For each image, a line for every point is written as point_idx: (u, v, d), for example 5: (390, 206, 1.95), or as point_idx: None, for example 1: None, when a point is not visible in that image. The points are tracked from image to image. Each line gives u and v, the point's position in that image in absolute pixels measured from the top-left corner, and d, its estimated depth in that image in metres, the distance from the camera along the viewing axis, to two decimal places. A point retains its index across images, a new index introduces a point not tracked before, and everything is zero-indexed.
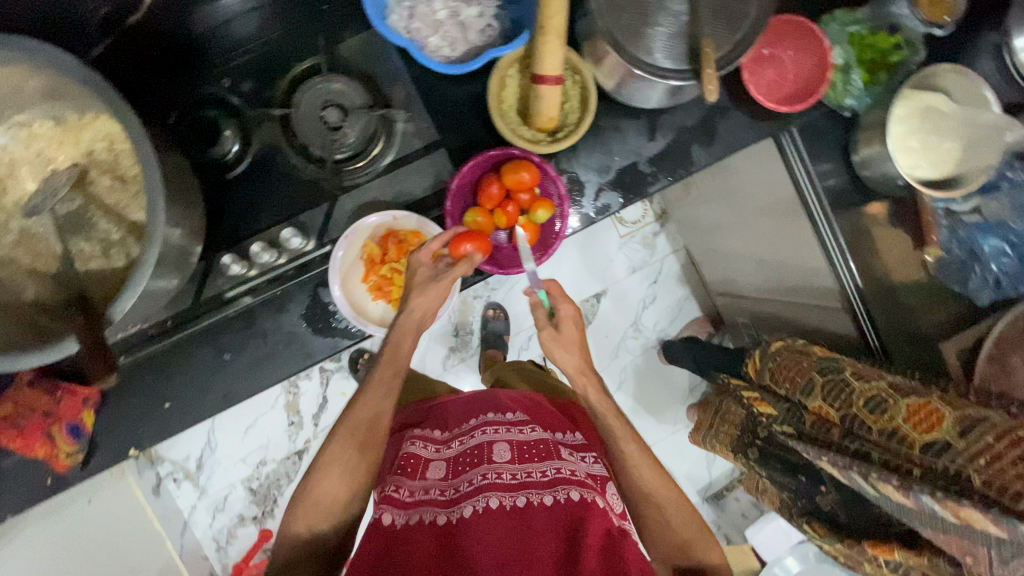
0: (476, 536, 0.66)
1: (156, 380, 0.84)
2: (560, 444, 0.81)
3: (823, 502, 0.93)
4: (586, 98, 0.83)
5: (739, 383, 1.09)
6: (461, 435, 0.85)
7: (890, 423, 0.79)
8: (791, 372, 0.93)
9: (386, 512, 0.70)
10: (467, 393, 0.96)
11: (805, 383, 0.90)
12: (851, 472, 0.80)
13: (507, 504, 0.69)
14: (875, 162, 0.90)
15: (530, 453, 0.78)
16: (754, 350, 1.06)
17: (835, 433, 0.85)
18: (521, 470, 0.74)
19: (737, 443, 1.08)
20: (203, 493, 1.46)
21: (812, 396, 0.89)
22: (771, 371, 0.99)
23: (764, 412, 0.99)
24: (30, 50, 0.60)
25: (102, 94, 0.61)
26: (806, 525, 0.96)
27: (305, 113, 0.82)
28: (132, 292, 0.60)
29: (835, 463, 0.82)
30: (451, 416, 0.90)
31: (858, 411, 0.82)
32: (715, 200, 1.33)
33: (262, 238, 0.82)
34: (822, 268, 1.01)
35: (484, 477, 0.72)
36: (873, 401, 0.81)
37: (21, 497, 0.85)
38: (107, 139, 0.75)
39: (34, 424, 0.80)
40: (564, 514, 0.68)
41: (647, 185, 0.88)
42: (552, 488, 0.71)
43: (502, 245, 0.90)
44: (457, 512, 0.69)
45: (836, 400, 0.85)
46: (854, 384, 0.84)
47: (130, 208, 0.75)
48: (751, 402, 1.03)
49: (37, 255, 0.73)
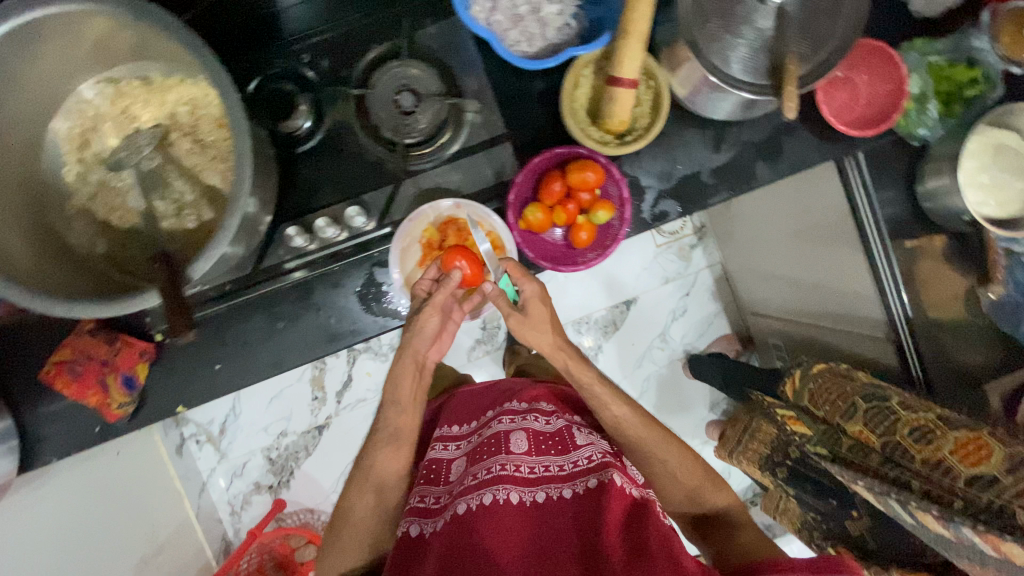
0: (497, 526, 0.69)
1: (210, 342, 0.86)
2: (574, 429, 0.85)
3: (852, 526, 0.94)
4: (657, 104, 0.84)
5: (772, 401, 1.06)
6: (479, 427, 0.89)
7: (935, 454, 0.78)
8: (833, 394, 0.92)
9: (413, 524, 0.76)
10: (480, 385, 1.02)
11: (847, 407, 0.89)
12: (889, 500, 0.80)
13: (528, 498, 0.73)
14: (939, 195, 0.90)
15: (546, 444, 0.81)
16: (794, 368, 1.03)
17: (873, 458, 0.85)
18: (538, 462, 0.78)
19: (765, 462, 1.06)
20: (223, 458, 1.48)
21: (853, 420, 0.88)
22: (810, 392, 0.97)
23: (798, 431, 0.98)
24: (136, 9, 0.62)
25: (203, 58, 0.63)
26: (831, 549, 0.97)
27: (380, 95, 0.84)
28: (212, 256, 0.63)
29: (872, 487, 0.82)
30: (468, 411, 0.96)
31: (902, 440, 0.82)
32: (758, 218, 1.31)
33: (326, 214, 0.84)
34: (871, 297, 1.02)
35: (503, 469, 0.76)
36: (919, 431, 0.80)
37: (70, 442, 0.87)
38: (190, 103, 0.77)
39: (90, 372, 0.82)
40: (582, 501, 0.73)
41: (707, 196, 0.88)
42: (570, 482, 0.75)
43: (557, 242, 0.92)
44: (476, 500, 0.72)
45: (879, 427, 0.84)
46: (901, 412, 0.83)
47: (206, 172, 0.77)
48: (785, 420, 1.01)
49: (115, 210, 0.76)
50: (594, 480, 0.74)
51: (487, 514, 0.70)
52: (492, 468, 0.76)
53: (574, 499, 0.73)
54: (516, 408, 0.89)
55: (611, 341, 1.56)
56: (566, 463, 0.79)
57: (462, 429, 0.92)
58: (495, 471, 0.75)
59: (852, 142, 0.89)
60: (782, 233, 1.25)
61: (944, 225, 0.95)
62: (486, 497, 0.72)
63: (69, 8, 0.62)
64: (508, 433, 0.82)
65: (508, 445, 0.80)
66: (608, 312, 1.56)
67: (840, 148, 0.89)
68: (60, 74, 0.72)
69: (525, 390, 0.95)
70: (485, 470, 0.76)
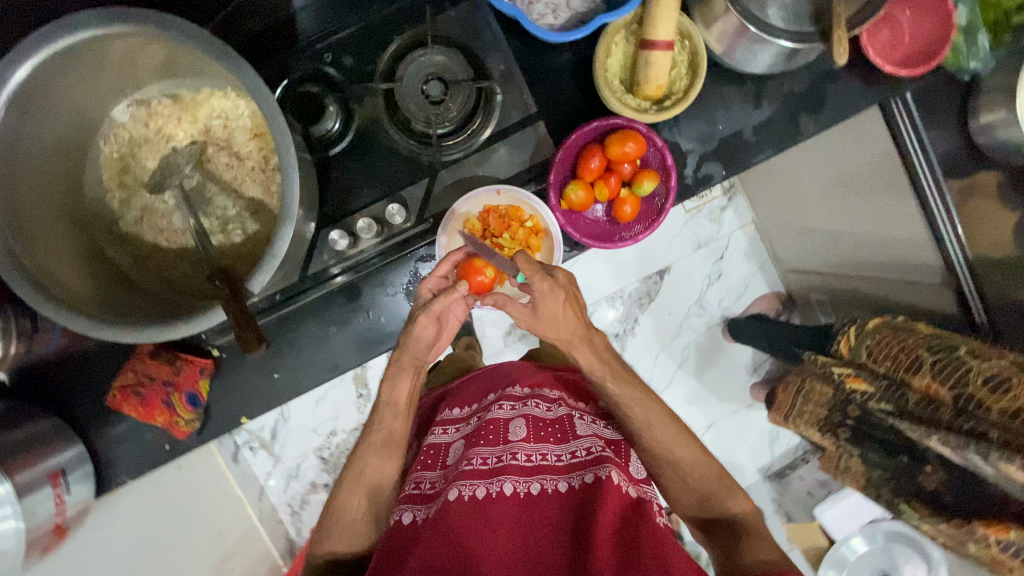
0: (485, 523, 0.61)
1: (266, 352, 0.87)
2: (577, 417, 0.77)
3: (927, 482, 0.90)
4: (695, 64, 0.80)
5: (827, 359, 1.04)
6: (479, 410, 0.81)
7: (1015, 404, 0.75)
8: (894, 348, 0.90)
9: (407, 513, 0.69)
10: (483, 366, 0.94)
11: (912, 361, 0.86)
12: (967, 452, 0.78)
13: (523, 489, 0.65)
14: (995, 128, 0.86)
15: (546, 432, 0.74)
16: (846, 327, 1.00)
17: (945, 412, 0.83)
18: (536, 450, 0.70)
19: (824, 422, 1.05)
20: (277, 461, 1.50)
21: (919, 373, 0.86)
22: (869, 349, 0.95)
23: (857, 389, 0.95)
24: (165, 25, 0.61)
25: (234, 67, 0.62)
26: (906, 505, 0.95)
27: (407, 87, 0.82)
28: (269, 267, 0.63)
29: (946, 442, 0.80)
30: (469, 392, 0.88)
31: (977, 391, 0.79)
32: (795, 172, 1.27)
33: (367, 214, 0.83)
34: (924, 242, 0.99)
35: (500, 457, 0.68)
36: (994, 380, 0.77)
37: (143, 462, 0.89)
38: (222, 116, 0.77)
39: (155, 394, 0.84)
40: (578, 497, 0.65)
41: (751, 154, 0.85)
42: (568, 475, 0.68)
43: (599, 218, 0.92)
44: (466, 490, 0.64)
45: (950, 380, 0.82)
46: (972, 363, 0.80)
47: (246, 184, 0.77)
48: (842, 378, 0.98)
49: (162, 230, 0.77)
50: (590, 474, 0.66)
51: (478, 507, 0.62)
52: (489, 456, 0.68)
53: (570, 495, 0.66)
54: (519, 392, 0.81)
55: (647, 313, 1.54)
56: (566, 453, 0.71)
57: (462, 411, 0.84)
58: (491, 460, 0.68)
59: (897, 84, 0.85)
60: (819, 185, 1.21)
61: (1001, 160, 0.91)
62: (480, 488, 0.64)
63: (96, 31, 0.61)
64: (508, 419, 0.75)
65: (507, 432, 0.72)
66: (641, 284, 1.53)
67: (887, 89, 0.85)
68: (91, 102, 0.71)
69: (533, 373, 0.88)
70: (480, 457, 0.68)
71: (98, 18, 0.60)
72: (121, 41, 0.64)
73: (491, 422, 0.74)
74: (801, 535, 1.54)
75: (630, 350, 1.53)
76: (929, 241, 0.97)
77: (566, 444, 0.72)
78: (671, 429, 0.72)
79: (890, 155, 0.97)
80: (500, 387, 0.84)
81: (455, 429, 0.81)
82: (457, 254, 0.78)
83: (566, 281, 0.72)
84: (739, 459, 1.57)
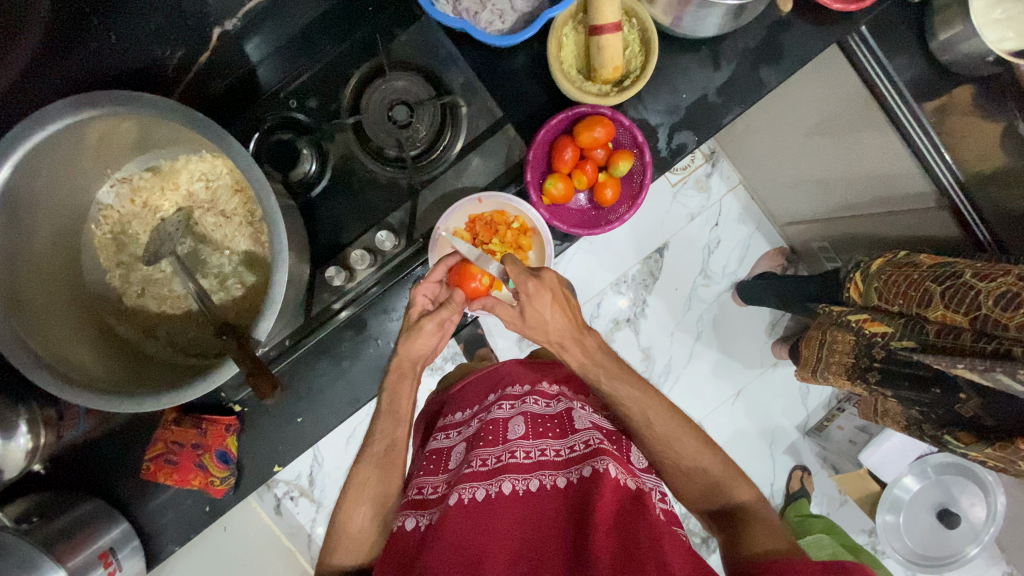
0: (485, 521, 0.62)
1: (287, 399, 0.88)
2: (576, 413, 0.79)
3: (965, 410, 0.87)
4: (647, 41, 0.81)
5: (841, 310, 1.04)
6: (480, 413, 0.84)
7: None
8: (902, 286, 0.89)
9: (410, 517, 0.70)
10: (487, 369, 0.97)
11: (921, 294, 0.86)
12: (995, 373, 0.74)
13: (522, 486, 0.67)
14: (957, 44, 0.85)
15: (544, 429, 0.76)
16: (853, 273, 1.02)
17: (967, 338, 0.80)
18: (534, 447, 0.72)
19: (852, 368, 1.03)
20: (321, 506, 1.46)
21: (933, 306, 0.84)
22: (878, 291, 0.95)
23: (877, 332, 0.95)
24: (133, 101, 0.63)
25: (201, 128, 0.63)
26: (949, 436, 0.92)
27: (374, 117, 0.84)
28: (270, 315, 0.64)
29: (972, 367, 0.77)
30: (473, 396, 0.92)
31: (989, 311, 0.76)
32: (772, 127, 1.28)
33: (360, 245, 0.85)
34: (912, 169, 0.98)
35: (500, 457, 0.70)
36: (1004, 298, 0.75)
37: (187, 527, 0.90)
38: (203, 178, 0.79)
39: (186, 459, 0.85)
40: (575, 491, 0.66)
41: (720, 117, 0.86)
42: (566, 470, 0.69)
43: (584, 207, 0.93)
44: (466, 492, 0.66)
45: (962, 306, 0.80)
46: (978, 284, 0.79)
47: (237, 239, 0.79)
48: (861, 325, 0.98)
49: (163, 299, 0.79)
50: (586, 467, 0.67)
51: (477, 509, 0.63)
52: (489, 458, 0.71)
53: (568, 489, 0.67)
54: (518, 391, 0.85)
55: (654, 294, 1.54)
56: (564, 449, 0.72)
57: (463, 417, 0.87)
58: (491, 461, 0.70)
59: (850, 20, 0.86)
60: (797, 135, 1.22)
61: (969, 74, 0.90)
62: (480, 490, 0.66)
63: (66, 120, 0.63)
64: (506, 421, 0.77)
65: (506, 433, 0.75)
66: (642, 266, 1.53)
67: (841, 27, 0.85)
68: (75, 188, 0.73)
69: (533, 377, 0.91)
70: (480, 460, 0.71)
71: (69, 106, 0.62)
72: (93, 125, 0.66)
73: (491, 424, 0.77)
74: (850, 481, 1.52)
75: (644, 332, 1.53)
76: (916, 166, 0.97)
77: (564, 440, 0.74)
78: None
79: (860, 91, 0.98)
80: (502, 387, 0.88)
81: (457, 435, 0.84)
82: (451, 259, 0.79)
83: (554, 283, 0.74)
84: (774, 419, 1.56)
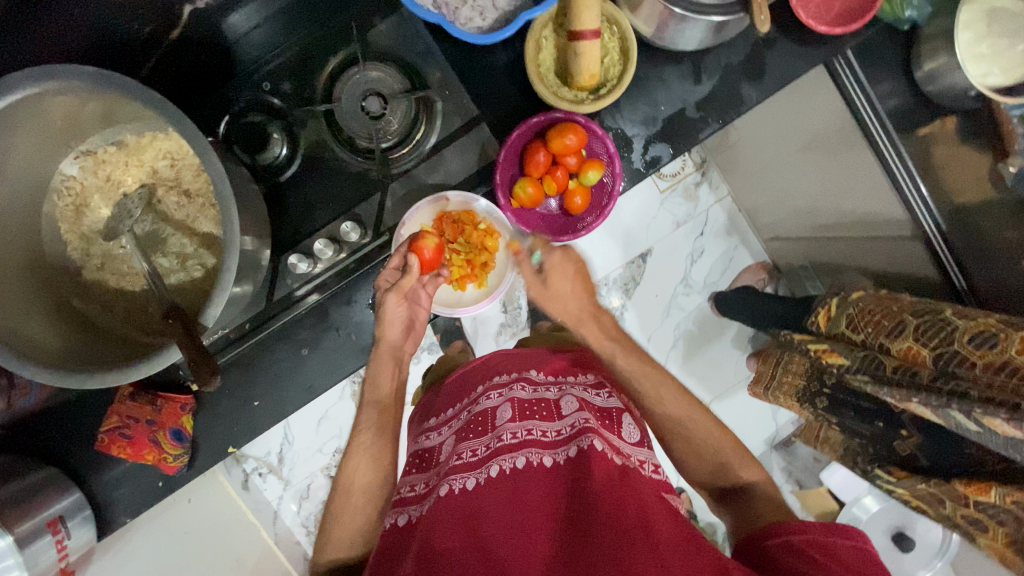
0: (475, 506, 0.63)
1: (245, 381, 0.89)
2: (564, 398, 0.78)
3: (902, 447, 0.90)
4: (626, 49, 0.80)
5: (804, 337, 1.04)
6: (470, 403, 0.84)
7: (1000, 357, 0.73)
8: (875, 315, 0.89)
9: (404, 516, 0.70)
10: (470, 363, 0.96)
11: (894, 325, 0.86)
12: (949, 411, 0.75)
13: (509, 465, 0.67)
14: (941, 75, 0.85)
15: (531, 410, 0.76)
16: (829, 298, 1.01)
17: (924, 375, 0.80)
18: (521, 428, 0.72)
19: (804, 392, 1.05)
20: (288, 484, 1.48)
21: (902, 337, 0.84)
22: (849, 318, 0.94)
23: (834, 363, 0.95)
24: (88, 77, 0.62)
25: (161, 109, 0.62)
26: (880, 470, 0.95)
27: (347, 105, 0.84)
28: (219, 300, 0.65)
29: (928, 402, 0.77)
30: (458, 390, 0.92)
31: (961, 349, 0.77)
32: (762, 139, 1.27)
33: (323, 235, 0.84)
34: (889, 194, 0.98)
35: (489, 445, 0.71)
36: (982, 336, 0.76)
37: (140, 501, 0.91)
38: (168, 156, 0.79)
39: (140, 434, 0.85)
40: (564, 469, 0.66)
41: (697, 131, 0.85)
42: (553, 449, 0.69)
43: (555, 212, 0.95)
44: (456, 483, 0.66)
45: (933, 340, 0.80)
46: (958, 322, 0.79)
47: (200, 221, 0.79)
48: (818, 354, 0.98)
49: (122, 275, 0.79)
50: (573, 447, 0.67)
51: (467, 497, 0.64)
52: (479, 448, 0.71)
53: (557, 467, 0.67)
54: (505, 379, 0.84)
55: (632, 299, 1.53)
56: (552, 430, 0.72)
57: (454, 411, 0.87)
58: (481, 450, 0.71)
59: (836, 42, 0.84)
60: (788, 150, 1.21)
61: (951, 106, 0.90)
62: (469, 478, 0.67)
63: (24, 92, 0.62)
64: (495, 408, 0.77)
65: (494, 420, 0.75)
66: (624, 270, 1.53)
67: (826, 49, 0.84)
68: (37, 159, 0.72)
69: (524, 362, 0.89)
70: (469, 451, 0.72)
71: (26, 79, 0.61)
72: (57, 98, 0.65)
73: (480, 414, 0.78)
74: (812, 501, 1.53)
75: None
76: (893, 191, 0.97)
77: (552, 422, 0.73)
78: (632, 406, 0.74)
79: (844, 114, 0.97)
80: (489, 378, 0.87)
81: (448, 430, 0.83)
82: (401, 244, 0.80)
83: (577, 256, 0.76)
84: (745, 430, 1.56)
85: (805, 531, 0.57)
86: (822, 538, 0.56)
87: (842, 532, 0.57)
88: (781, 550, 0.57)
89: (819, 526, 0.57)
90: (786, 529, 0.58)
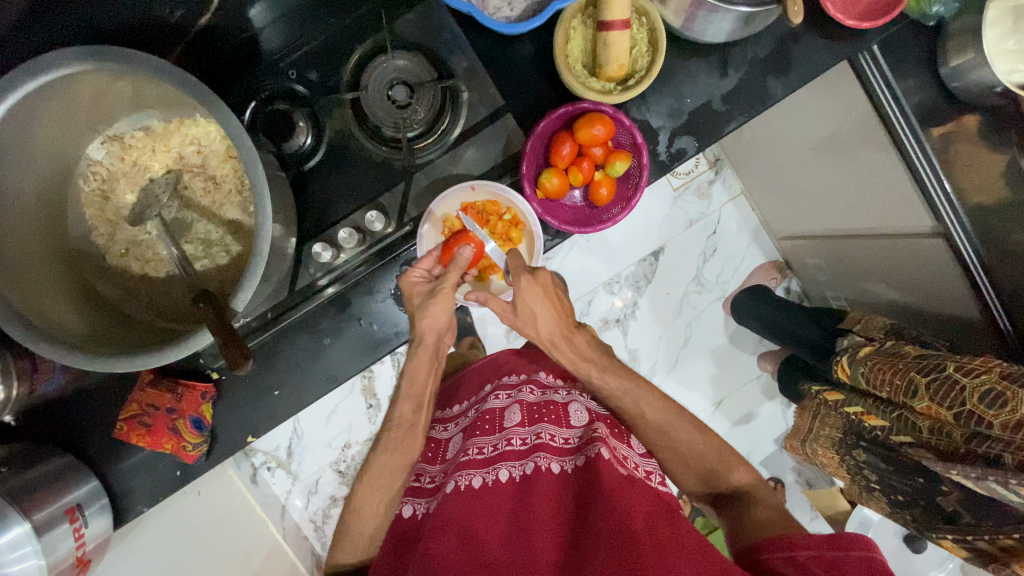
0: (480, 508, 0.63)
1: (265, 370, 0.88)
2: (572, 405, 0.78)
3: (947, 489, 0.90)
4: (655, 40, 0.80)
5: (838, 397, 1.08)
6: (478, 402, 0.86)
7: (1013, 417, 0.77)
8: (887, 373, 0.93)
9: (409, 505, 0.74)
10: (483, 358, 1.00)
11: (907, 384, 0.89)
12: (987, 483, 0.78)
13: (519, 472, 0.67)
14: (967, 71, 0.85)
15: (540, 413, 0.75)
16: (840, 356, 1.06)
17: (956, 435, 0.84)
18: (530, 433, 0.72)
19: (840, 445, 1.09)
20: (296, 479, 1.48)
21: (918, 397, 0.87)
22: (863, 376, 0.98)
23: (874, 424, 0.98)
24: (123, 57, 0.61)
25: (197, 92, 0.62)
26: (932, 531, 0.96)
27: (373, 94, 0.83)
28: (247, 289, 0.65)
29: (967, 474, 0.80)
30: (468, 386, 0.94)
31: (974, 408, 0.81)
32: (778, 138, 1.27)
33: (347, 224, 0.84)
34: (910, 192, 0.97)
35: (496, 446, 0.71)
36: (990, 396, 0.79)
37: (157, 490, 0.90)
38: (196, 143, 0.79)
39: (160, 422, 0.85)
40: (572, 478, 0.65)
41: (722, 125, 0.85)
42: (562, 456, 0.69)
43: (578, 203, 0.94)
44: (461, 481, 0.67)
45: (946, 400, 0.84)
46: (963, 379, 0.82)
47: (225, 207, 0.79)
48: (858, 414, 1.02)
49: (146, 260, 0.79)
50: (581, 457, 0.67)
51: (474, 496, 0.64)
52: (487, 446, 0.72)
53: (565, 476, 0.66)
54: (515, 380, 0.85)
55: (644, 296, 1.52)
56: (562, 437, 0.72)
57: (461, 407, 0.89)
58: (488, 449, 0.71)
59: (862, 37, 0.84)
60: (802, 149, 1.21)
61: (978, 103, 0.89)
62: (477, 477, 0.67)
63: (61, 72, 0.61)
64: (504, 408, 0.78)
65: (503, 420, 0.75)
66: (636, 268, 1.52)
67: (853, 43, 0.84)
68: (66, 142, 0.73)
69: (533, 365, 0.91)
70: (477, 448, 0.72)
71: (62, 59, 0.60)
72: (89, 80, 0.64)
73: (489, 412, 0.79)
74: (822, 502, 1.52)
75: (632, 334, 1.52)
76: (914, 187, 0.96)
77: (561, 428, 0.73)
78: (655, 402, 0.72)
79: (868, 111, 0.97)
80: (499, 377, 0.89)
81: (456, 427, 0.85)
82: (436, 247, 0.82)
83: (547, 279, 0.76)
84: (754, 429, 1.54)
85: (809, 546, 0.56)
86: (825, 554, 0.55)
87: (849, 543, 0.55)
88: (783, 564, 0.57)
89: (825, 542, 0.56)
90: (791, 546, 0.57)
